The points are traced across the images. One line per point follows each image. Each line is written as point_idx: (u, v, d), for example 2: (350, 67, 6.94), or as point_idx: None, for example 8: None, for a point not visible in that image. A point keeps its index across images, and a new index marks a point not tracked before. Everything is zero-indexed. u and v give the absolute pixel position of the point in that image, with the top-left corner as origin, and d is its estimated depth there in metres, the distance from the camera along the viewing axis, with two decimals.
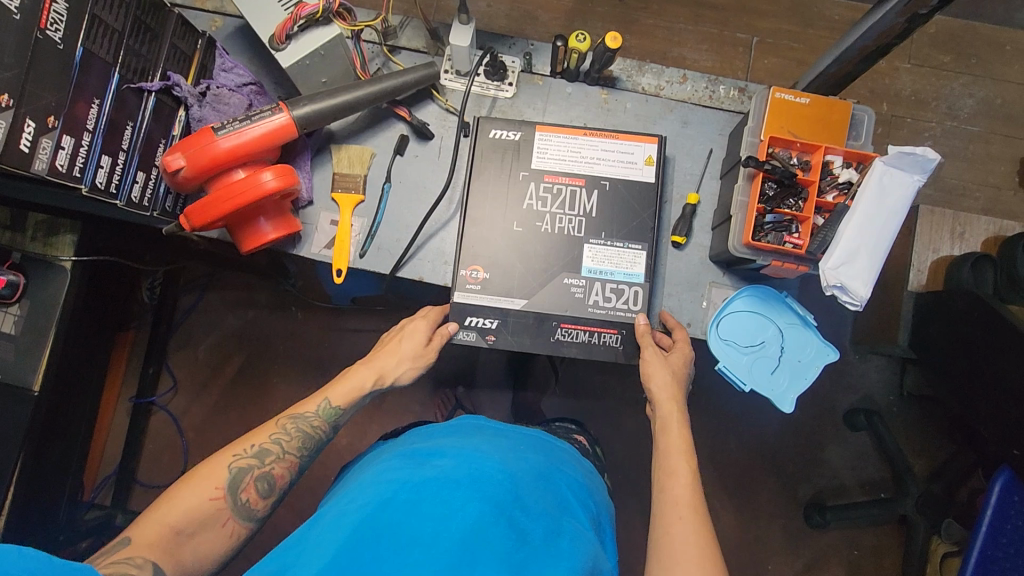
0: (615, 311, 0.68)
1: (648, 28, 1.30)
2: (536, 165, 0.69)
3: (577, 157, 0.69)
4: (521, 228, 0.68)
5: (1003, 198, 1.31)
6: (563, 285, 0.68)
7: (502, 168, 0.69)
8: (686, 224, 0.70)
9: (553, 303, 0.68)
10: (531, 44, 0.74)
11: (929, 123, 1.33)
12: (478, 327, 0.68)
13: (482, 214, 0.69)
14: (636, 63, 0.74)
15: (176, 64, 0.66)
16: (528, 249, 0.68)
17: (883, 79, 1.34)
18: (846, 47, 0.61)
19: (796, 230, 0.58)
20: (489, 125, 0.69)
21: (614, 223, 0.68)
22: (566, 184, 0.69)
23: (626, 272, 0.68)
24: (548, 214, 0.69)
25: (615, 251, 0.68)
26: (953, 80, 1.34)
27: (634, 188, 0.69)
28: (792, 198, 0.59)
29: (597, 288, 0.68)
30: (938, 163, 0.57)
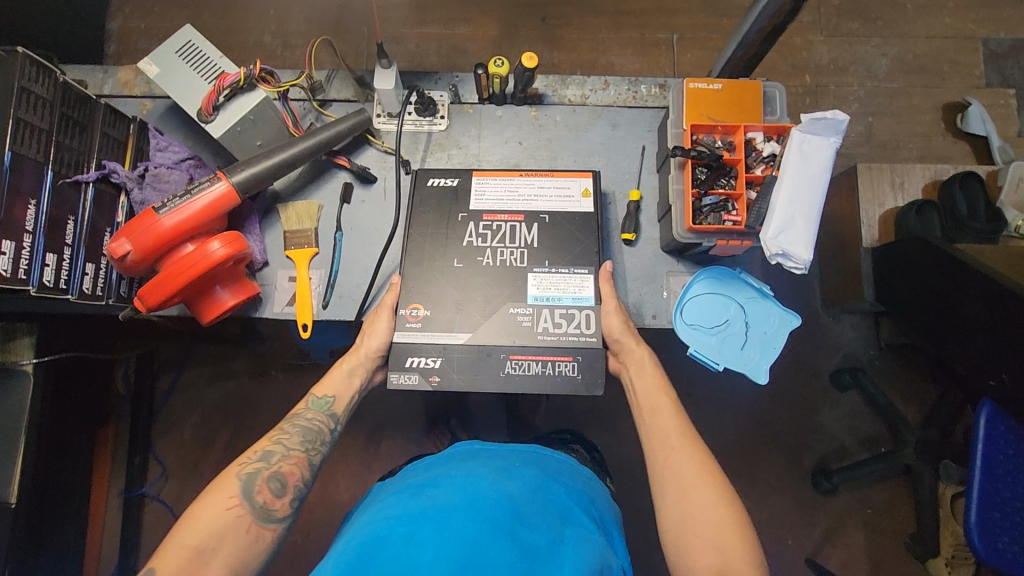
0: (565, 335, 0.67)
1: (574, 44, 1.35)
2: (475, 207, 0.71)
3: (515, 192, 0.71)
4: (461, 265, 0.69)
5: (935, 145, 1.37)
6: (510, 314, 0.68)
7: (440, 207, 0.71)
8: (632, 220, 0.72)
9: (501, 335, 0.67)
10: (455, 76, 0.77)
11: (851, 87, 1.40)
12: (421, 365, 0.66)
13: (433, 256, 0.70)
14: (559, 77, 0.77)
15: (110, 153, 0.67)
16: (468, 288, 0.69)
17: (801, 54, 1.41)
18: (746, 31, 0.65)
19: (733, 208, 0.60)
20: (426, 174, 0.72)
21: (557, 249, 0.70)
22: (506, 220, 0.71)
23: (574, 297, 0.68)
24: (490, 250, 0.70)
25: (561, 277, 0.69)
26: (865, 43, 1.41)
27: (575, 213, 0.71)
28: (723, 178, 0.61)
29: (546, 315, 0.68)
30: (849, 122, 0.59)
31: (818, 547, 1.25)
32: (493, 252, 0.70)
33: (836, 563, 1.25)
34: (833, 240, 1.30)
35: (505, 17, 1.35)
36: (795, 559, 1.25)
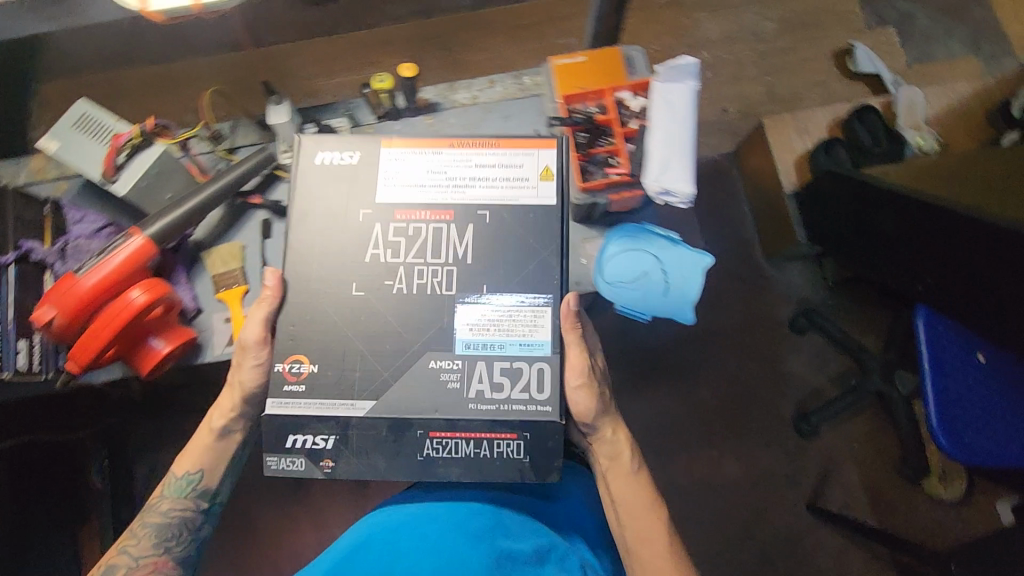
0: (505, 402, 0.66)
1: (481, 64, 1.52)
2: (381, 202, 0.72)
3: (440, 189, 0.71)
4: (362, 293, 0.69)
5: (832, 90, 1.46)
6: (430, 369, 0.67)
7: (346, 199, 0.72)
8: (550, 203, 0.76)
9: (434, 400, 0.66)
10: (350, 103, 0.81)
11: (745, 54, 1.49)
12: (310, 445, 0.67)
13: (341, 264, 0.71)
14: (448, 85, 0.82)
15: (25, 234, 0.70)
16: (372, 314, 0.69)
17: (692, 34, 1.50)
18: (597, 5, 0.70)
19: (616, 161, 0.70)
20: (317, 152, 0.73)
21: (489, 256, 0.70)
22: (425, 220, 0.71)
23: (519, 341, 0.67)
24: (405, 266, 0.70)
25: (490, 312, 0.69)
26: (748, 13, 1.52)
27: (515, 209, 0.70)
28: (602, 138, 0.71)
29: (480, 372, 0.67)
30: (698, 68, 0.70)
31: (814, 492, 1.27)
32: (406, 272, 0.69)
33: (836, 504, 1.27)
34: (759, 195, 1.36)
35: (418, 57, 1.52)
36: (796, 508, 1.27)
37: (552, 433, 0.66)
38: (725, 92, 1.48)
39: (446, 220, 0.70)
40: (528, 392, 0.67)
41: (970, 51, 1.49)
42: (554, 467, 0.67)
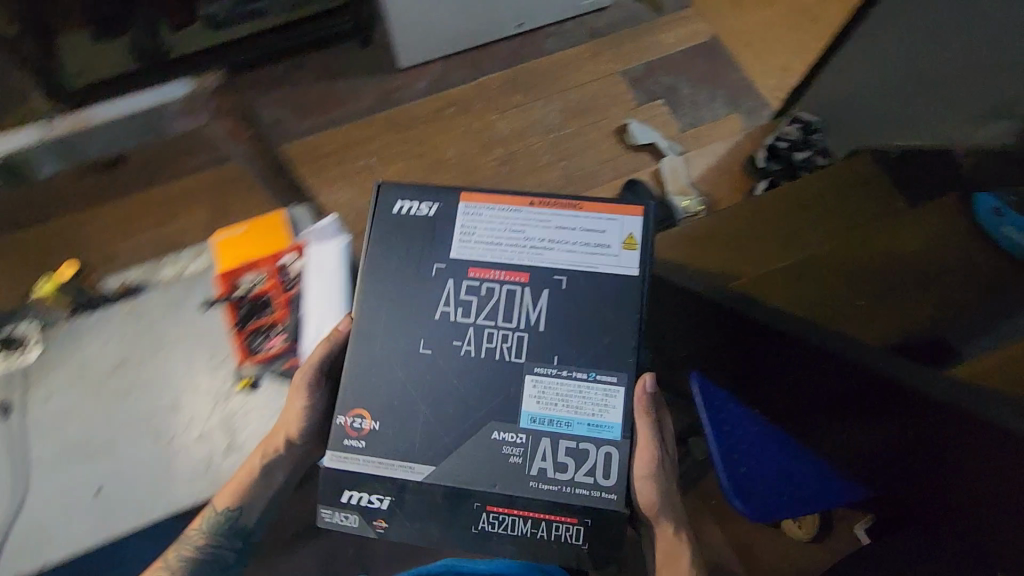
0: (568, 484, 0.80)
1: (287, 196, 1.53)
2: (454, 255, 0.85)
3: (520, 249, 0.84)
4: (428, 351, 0.84)
5: (621, 163, 1.57)
6: (495, 440, 0.81)
7: (417, 256, 0.86)
8: (444, 330, 0.84)
9: (500, 469, 0.81)
10: (40, 313, 1.11)
11: (537, 144, 1.59)
12: (363, 504, 0.82)
13: (421, 325, 0.85)
14: (148, 269, 1.22)
15: None
16: (442, 381, 0.83)
17: (486, 135, 1.60)
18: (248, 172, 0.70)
19: (274, 326, 1.06)
20: (393, 199, 0.87)
21: (559, 323, 0.83)
22: (498, 280, 0.84)
23: (591, 419, 0.81)
24: (476, 327, 0.84)
25: (558, 384, 0.82)
26: (534, 107, 1.63)
27: (588, 276, 0.83)
28: (266, 305, 1.06)
29: (545, 450, 0.81)
30: (348, 240, 1.02)
31: None
32: (478, 334, 0.83)
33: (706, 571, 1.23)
34: None
35: (222, 200, 1.52)
36: None
37: (608, 519, 0.79)
38: (526, 181, 1.56)
39: (520, 284, 0.83)
40: (592, 476, 0.80)
41: (730, 110, 1.64)
42: (609, 550, 0.80)
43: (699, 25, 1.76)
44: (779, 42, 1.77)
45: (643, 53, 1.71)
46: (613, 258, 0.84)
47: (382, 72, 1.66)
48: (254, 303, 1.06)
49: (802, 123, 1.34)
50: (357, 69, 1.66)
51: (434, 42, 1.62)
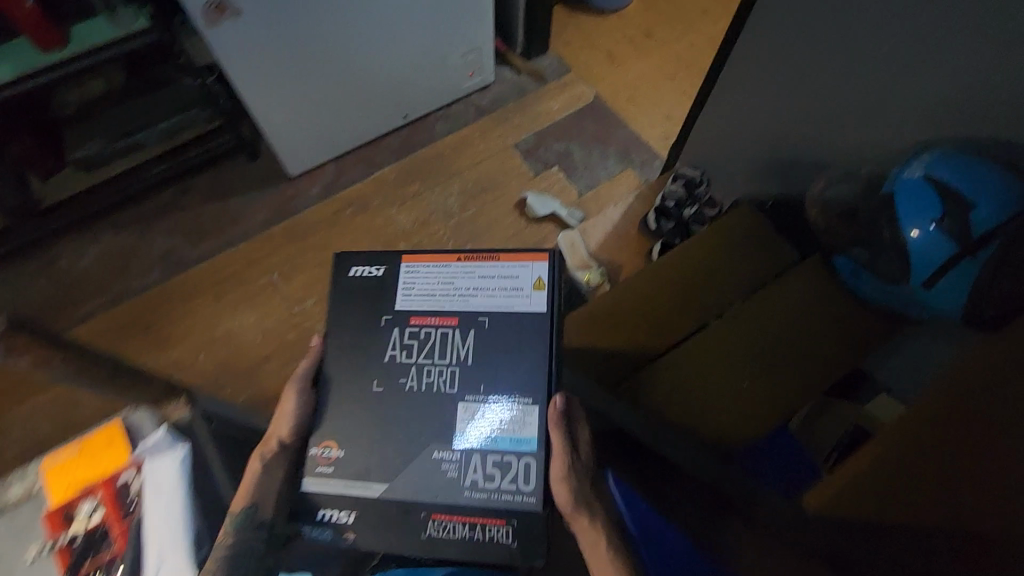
0: (496, 492, 0.79)
1: (189, 329, 1.46)
2: (396, 307, 0.88)
3: (450, 297, 0.87)
4: (380, 388, 0.86)
5: (527, 237, 1.57)
6: (435, 458, 0.81)
7: (365, 312, 0.89)
8: (389, 374, 0.86)
9: (437, 485, 0.81)
10: None
11: (441, 231, 1.58)
12: (332, 518, 0.83)
13: (373, 365, 0.87)
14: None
15: None
16: (391, 412, 0.84)
17: (388, 231, 1.58)
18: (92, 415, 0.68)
19: (111, 562, 0.92)
20: (349, 265, 0.91)
21: (489, 360, 0.84)
22: (434, 325, 0.86)
23: (513, 435, 0.80)
24: (417, 365, 0.85)
25: (484, 407, 0.82)
26: (432, 195, 1.63)
27: (508, 318, 0.84)
28: (103, 537, 0.95)
29: (475, 464, 0.80)
30: (188, 446, 0.97)
31: None
32: (418, 371, 0.85)
33: None
34: None
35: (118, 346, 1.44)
36: None
37: (535, 522, 0.79)
38: None
39: (451, 327, 0.85)
40: (515, 483, 0.79)
41: (623, 166, 1.69)
42: (540, 551, 0.78)
43: (582, 87, 1.82)
44: (659, 92, 1.84)
45: (533, 122, 1.75)
46: (525, 300, 0.85)
47: (274, 182, 1.63)
48: (89, 539, 0.94)
49: (685, 179, 1.37)
50: (248, 183, 1.63)
51: (323, 145, 1.60)
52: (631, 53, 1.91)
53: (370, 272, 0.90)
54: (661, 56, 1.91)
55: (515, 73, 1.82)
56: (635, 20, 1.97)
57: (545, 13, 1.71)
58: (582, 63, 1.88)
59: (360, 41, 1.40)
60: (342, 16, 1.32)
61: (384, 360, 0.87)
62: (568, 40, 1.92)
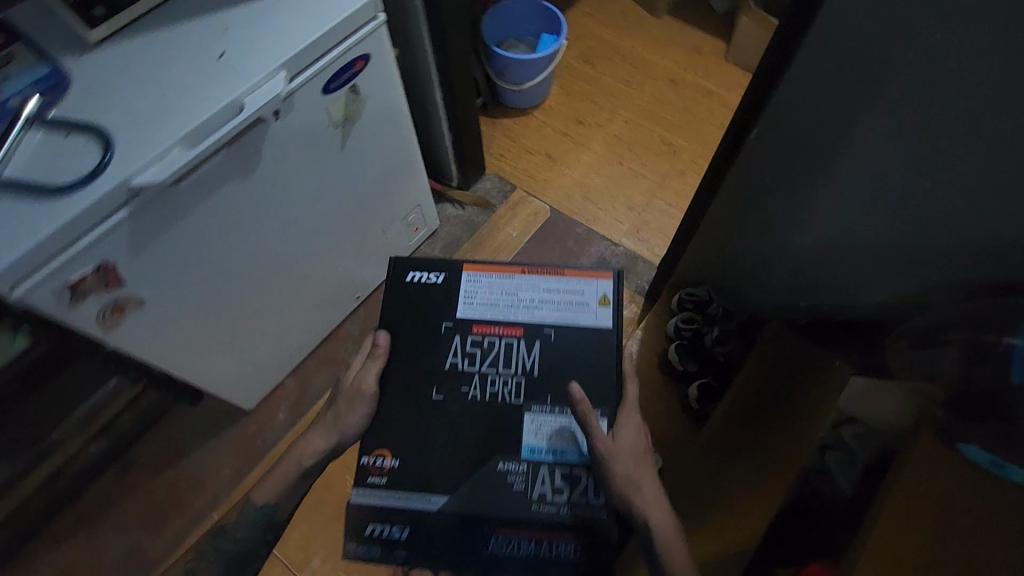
0: (563, 505, 0.89)
1: None
2: (460, 316, 0.99)
3: (517, 309, 0.98)
4: (441, 396, 0.95)
5: None
6: (501, 470, 0.91)
7: (428, 320, 1.00)
8: (450, 382, 0.96)
9: (505, 497, 0.89)
10: None
11: None
12: (385, 534, 0.88)
13: (435, 370, 0.97)
14: None
15: None
16: (455, 417, 0.94)
17: None
18: None
19: None
20: (409, 270, 1.03)
21: (551, 369, 0.96)
22: (498, 335, 0.98)
23: (570, 440, 0.92)
24: (480, 373, 0.96)
25: (547, 419, 0.94)
26: None
27: (574, 329, 0.98)
28: None
29: (543, 475, 0.90)
30: None
31: None
32: (483, 379, 0.95)
33: None
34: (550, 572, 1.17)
35: None
36: None
37: (597, 528, 0.87)
38: None
39: (517, 337, 0.97)
40: (584, 497, 0.89)
41: None
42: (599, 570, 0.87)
43: (534, 201, 1.68)
44: (612, 182, 1.72)
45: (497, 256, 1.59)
46: (591, 313, 0.98)
47: (232, 422, 1.40)
48: None
49: (693, 301, 1.22)
50: (201, 432, 1.40)
51: (270, 365, 1.35)
52: (570, 148, 1.78)
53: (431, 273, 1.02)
54: (601, 142, 1.79)
55: (458, 208, 1.67)
56: (564, 111, 1.85)
57: (473, 143, 1.55)
58: (523, 174, 1.74)
59: (304, 252, 1.19)
60: (277, 240, 1.10)
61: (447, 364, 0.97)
62: (501, 152, 1.78)
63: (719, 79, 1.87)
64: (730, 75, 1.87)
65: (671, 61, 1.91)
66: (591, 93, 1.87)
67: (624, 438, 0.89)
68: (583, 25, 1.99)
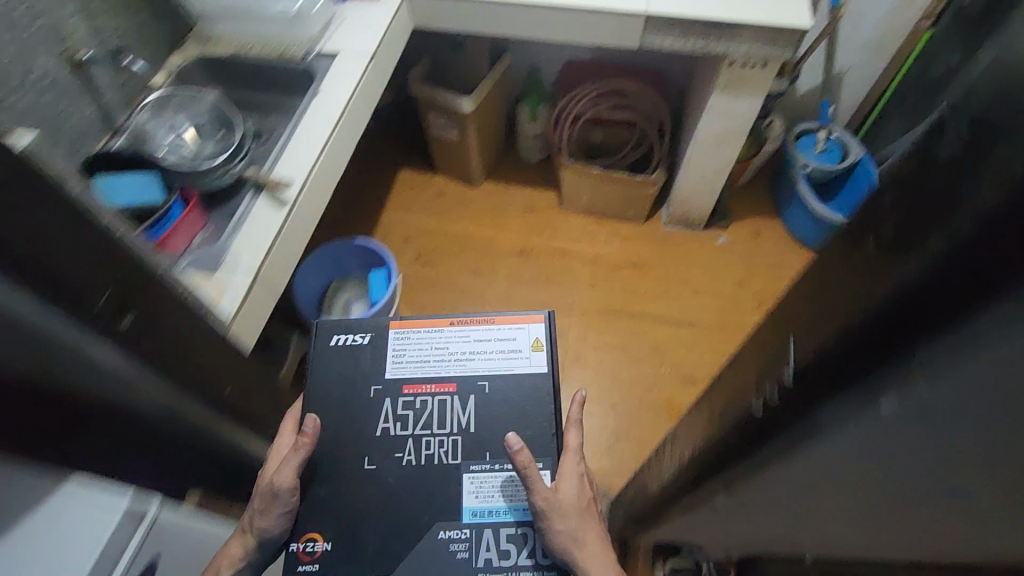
0: (513, 568, 0.68)
1: None
2: (387, 376, 0.80)
3: (445, 364, 0.81)
4: (372, 466, 0.74)
5: None
6: (439, 538, 0.70)
7: (345, 390, 0.80)
8: (371, 456, 0.75)
9: (449, 570, 0.69)
10: None
11: None
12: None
13: (363, 438, 0.76)
14: None
15: None
16: (379, 493, 0.73)
17: None
18: None
19: None
20: (333, 333, 0.84)
21: (494, 420, 0.77)
22: (430, 393, 0.79)
23: (505, 493, 0.73)
24: (413, 437, 0.76)
25: (489, 479, 0.73)
26: None
27: (510, 379, 0.79)
28: None
29: (489, 539, 0.70)
30: None
31: None
32: (416, 444, 0.75)
33: None
34: None
35: None
36: None
37: None
38: None
39: (451, 393, 0.78)
40: (534, 557, 0.69)
41: None
42: None
43: None
44: None
45: None
46: (525, 361, 0.81)
47: None
48: None
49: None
50: None
51: None
52: None
53: (338, 330, 0.84)
54: None
55: None
56: None
57: None
58: None
59: None
60: None
61: (357, 429, 0.76)
62: None
63: (565, 235, 1.74)
64: (574, 227, 1.75)
65: (510, 231, 1.76)
66: (440, 297, 1.65)
67: (566, 490, 0.69)
68: (406, 223, 1.78)
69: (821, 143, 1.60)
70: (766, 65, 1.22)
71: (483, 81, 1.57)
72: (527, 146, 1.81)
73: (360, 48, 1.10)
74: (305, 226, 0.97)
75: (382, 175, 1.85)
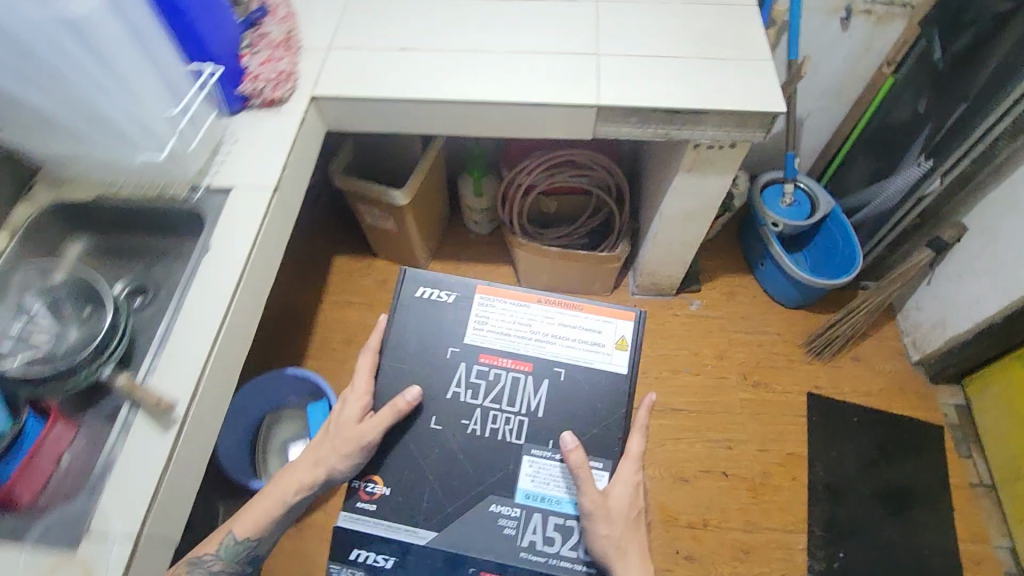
0: (556, 556, 0.74)
1: None
2: (466, 340, 0.82)
3: (521, 343, 0.82)
4: (441, 425, 0.80)
5: None
6: (492, 511, 0.77)
7: (429, 350, 0.83)
8: (441, 412, 0.81)
9: (493, 540, 0.76)
10: None
11: None
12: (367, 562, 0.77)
13: (433, 395, 0.81)
14: None
15: None
16: (446, 451, 0.79)
17: None
18: None
19: None
20: (418, 284, 0.85)
21: (560, 410, 0.80)
22: (505, 368, 0.81)
23: (560, 485, 0.77)
24: (482, 408, 0.80)
25: (547, 467, 0.78)
26: None
27: (586, 372, 0.80)
28: None
29: (537, 524, 0.76)
30: None
31: None
32: (484, 415, 0.80)
33: None
34: None
35: None
36: None
37: None
38: None
39: (525, 372, 0.81)
40: (579, 551, 0.75)
41: None
42: None
43: None
44: None
45: None
46: (605, 358, 0.81)
47: None
48: None
49: None
50: None
51: None
52: None
53: (427, 289, 0.85)
54: None
55: None
56: None
57: None
58: None
59: None
60: None
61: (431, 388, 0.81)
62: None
63: None
64: None
65: None
66: None
67: (617, 495, 0.75)
68: (349, 321, 1.56)
69: (789, 197, 1.48)
70: (733, 146, 1.08)
71: (417, 168, 1.36)
72: (474, 219, 1.63)
73: (258, 180, 0.90)
74: (211, 422, 0.77)
75: (320, 258, 1.65)
